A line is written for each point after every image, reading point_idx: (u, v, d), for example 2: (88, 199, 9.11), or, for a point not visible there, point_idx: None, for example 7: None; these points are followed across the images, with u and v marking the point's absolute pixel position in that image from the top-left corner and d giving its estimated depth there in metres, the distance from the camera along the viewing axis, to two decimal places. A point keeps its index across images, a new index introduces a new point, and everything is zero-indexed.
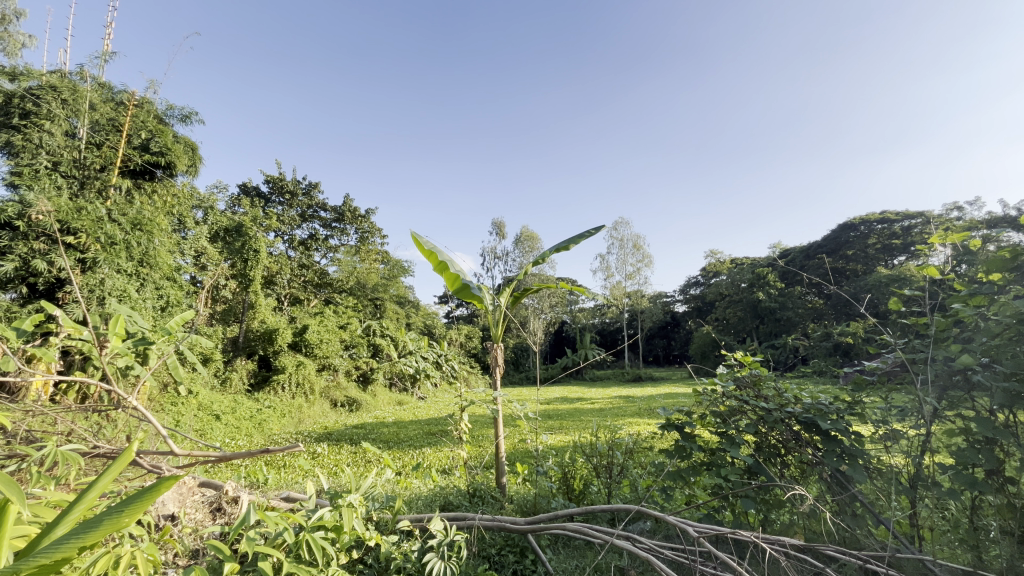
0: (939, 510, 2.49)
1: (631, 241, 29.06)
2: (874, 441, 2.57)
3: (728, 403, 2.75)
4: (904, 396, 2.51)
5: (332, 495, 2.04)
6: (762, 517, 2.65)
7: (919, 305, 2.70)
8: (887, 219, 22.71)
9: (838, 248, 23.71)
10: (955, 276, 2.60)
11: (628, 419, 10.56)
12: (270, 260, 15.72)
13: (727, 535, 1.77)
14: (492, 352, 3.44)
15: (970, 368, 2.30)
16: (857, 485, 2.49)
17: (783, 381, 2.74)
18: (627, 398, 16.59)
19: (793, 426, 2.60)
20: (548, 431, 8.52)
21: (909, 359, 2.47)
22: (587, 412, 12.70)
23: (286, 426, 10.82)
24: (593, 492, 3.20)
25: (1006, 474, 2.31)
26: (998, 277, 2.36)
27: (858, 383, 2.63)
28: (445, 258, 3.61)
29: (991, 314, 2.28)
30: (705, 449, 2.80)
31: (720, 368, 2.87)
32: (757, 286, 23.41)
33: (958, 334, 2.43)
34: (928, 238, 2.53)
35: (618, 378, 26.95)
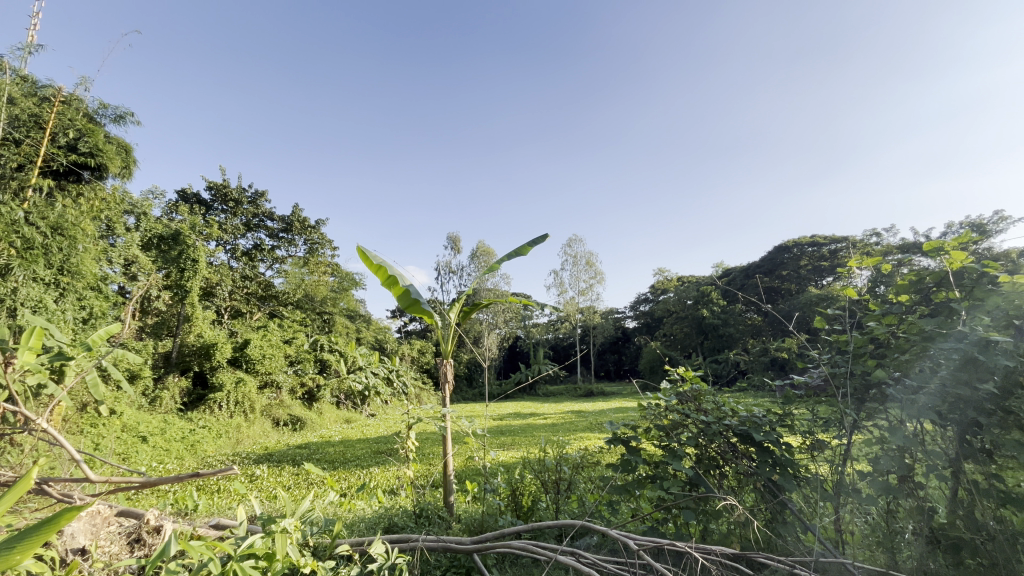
0: (861, 517, 2.67)
1: (583, 258, 29.76)
2: (802, 452, 2.72)
3: (671, 417, 2.83)
4: (829, 408, 2.68)
5: (266, 522, 1.92)
6: (702, 528, 2.74)
7: (841, 323, 2.91)
8: (817, 243, 24.45)
9: (774, 269, 25.30)
10: (870, 297, 2.83)
11: (578, 434, 10.70)
12: (210, 270, 14.88)
13: (666, 547, 1.80)
14: (442, 369, 3.40)
15: (884, 381, 2.50)
16: (787, 493, 2.63)
17: (721, 396, 2.87)
18: (579, 413, 16.82)
19: (730, 438, 2.72)
20: (498, 447, 8.47)
21: (832, 374, 2.67)
22: (539, 428, 12.72)
23: (221, 447, 10.15)
24: (541, 509, 3.22)
25: (915, 480, 2.52)
26: (906, 299, 2.60)
27: (788, 397, 2.80)
28: (394, 273, 3.59)
29: (900, 332, 2.52)
30: (650, 462, 2.87)
31: (664, 384, 2.97)
32: (702, 303, 24.50)
33: (875, 349, 2.63)
34: (846, 261, 2.75)
35: (570, 393, 27.24)
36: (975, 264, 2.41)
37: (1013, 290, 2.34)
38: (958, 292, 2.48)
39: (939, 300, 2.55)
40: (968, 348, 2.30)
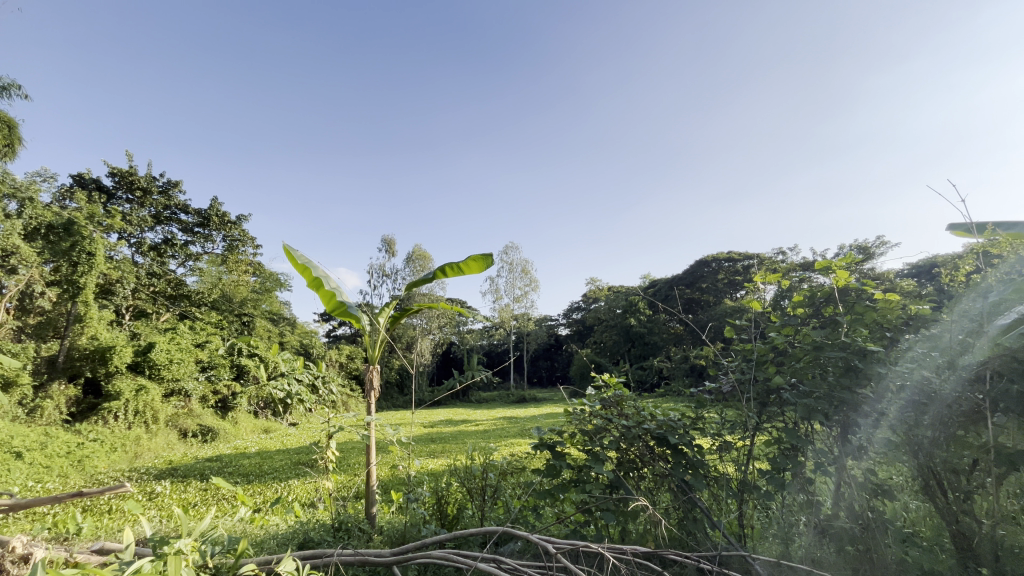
0: (760, 512, 2.91)
1: (520, 265, 30.11)
2: (711, 453, 2.92)
3: (595, 421, 2.92)
4: (735, 411, 2.91)
5: (159, 543, 1.75)
6: (621, 529, 2.85)
7: (747, 333, 3.16)
8: (732, 259, 26.47)
9: (695, 282, 27.06)
10: (773, 310, 3.08)
11: (508, 439, 10.79)
12: (110, 265, 13.41)
13: (581, 548, 1.84)
14: (367, 375, 3.28)
15: (782, 387, 2.76)
16: (696, 492, 2.81)
17: (641, 402, 3.00)
18: (510, 419, 16.95)
19: (648, 442, 2.84)
20: (426, 455, 8.33)
21: (740, 380, 2.88)
22: (469, 434, 12.65)
23: (116, 462, 9.13)
24: (466, 516, 3.21)
25: (807, 476, 2.78)
26: (801, 312, 2.87)
27: (700, 402, 3.00)
28: (321, 274, 3.43)
29: (797, 341, 2.78)
30: (573, 466, 2.94)
31: (589, 390, 3.07)
32: (630, 312, 25.65)
33: (775, 357, 2.89)
34: (753, 277, 3.00)
35: (503, 399, 27.39)
36: (856, 283, 2.73)
37: (885, 307, 2.68)
38: (844, 307, 2.80)
39: (827, 314, 2.85)
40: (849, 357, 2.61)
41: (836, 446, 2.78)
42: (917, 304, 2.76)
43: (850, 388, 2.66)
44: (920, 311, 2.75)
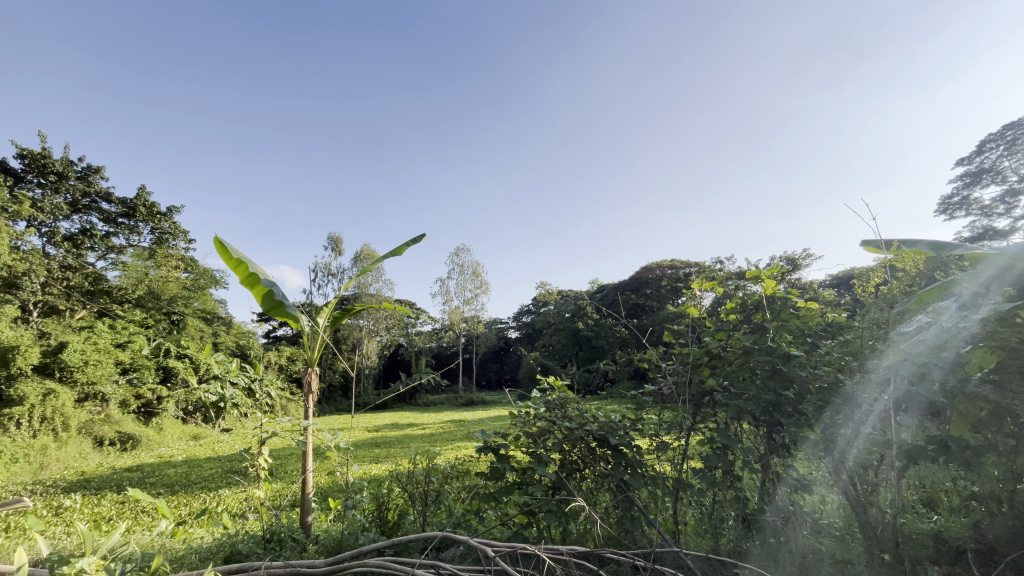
0: (694, 509, 3.05)
1: (470, 267, 29.99)
2: (650, 453, 3.03)
3: (539, 424, 2.94)
4: (672, 412, 3.05)
5: (58, 563, 1.57)
6: (561, 530, 2.89)
7: (684, 337, 3.30)
8: (675, 266, 27.67)
9: (640, 288, 28.08)
10: (709, 316, 3.24)
11: (454, 443, 10.69)
12: (15, 256, 12.09)
13: (519, 551, 1.82)
14: (306, 379, 3.15)
15: (715, 390, 2.91)
16: (634, 491, 2.90)
17: (584, 404, 3.05)
18: (458, 422, 16.82)
19: (589, 443, 2.89)
20: (369, 460, 8.10)
21: (676, 382, 3.01)
22: (415, 438, 12.43)
23: (16, 474, 8.22)
24: (407, 522, 3.15)
25: (735, 473, 2.95)
26: (734, 318, 3.04)
27: (640, 404, 3.11)
28: (256, 271, 3.29)
29: (729, 346, 2.95)
30: (517, 468, 2.96)
31: (534, 392, 3.09)
32: (578, 316, 26.21)
33: (710, 361, 3.03)
34: (691, 283, 3.14)
35: (451, 402, 27.16)
36: (782, 292, 2.93)
37: (806, 314, 2.91)
38: (770, 314, 2.99)
39: (757, 320, 3.03)
40: (775, 360, 2.78)
41: (762, 444, 2.98)
42: (833, 312, 3.00)
43: (775, 390, 2.85)
44: (836, 318, 3.00)
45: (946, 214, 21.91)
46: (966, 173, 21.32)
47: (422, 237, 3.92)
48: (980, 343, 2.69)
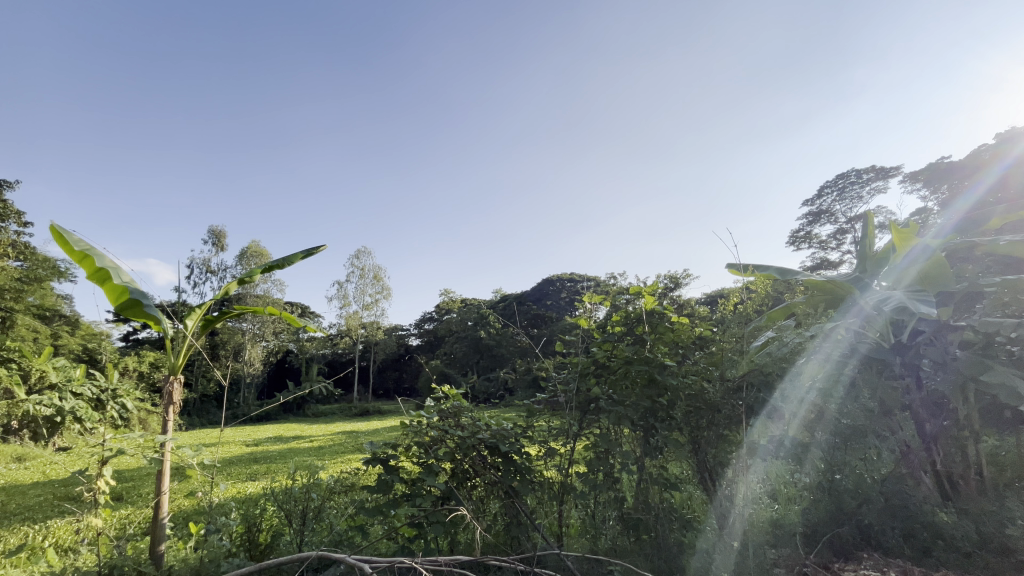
0: (578, 511, 3.21)
1: (371, 271, 28.82)
2: (538, 460, 3.10)
3: (430, 433, 2.87)
4: (560, 420, 3.18)
5: None
6: (449, 540, 2.87)
7: (573, 346, 3.42)
8: (573, 280, 29.21)
9: (541, 299, 29.18)
10: (596, 328, 3.39)
11: (343, 456, 10.07)
12: None
13: (397, 564, 1.77)
14: (166, 390, 2.75)
15: (601, 398, 3.11)
16: (521, 497, 2.98)
17: (477, 412, 3.04)
18: (350, 434, 16.00)
19: (481, 452, 2.90)
20: (242, 478, 7.34)
21: (564, 390, 3.17)
22: (300, 452, 11.58)
23: None
24: (283, 544, 2.93)
25: (613, 476, 3.17)
26: (619, 329, 3.25)
27: (530, 412, 3.21)
28: (107, 264, 2.84)
29: (612, 354, 3.17)
30: (406, 480, 2.87)
31: (427, 401, 3.02)
32: (480, 325, 26.51)
33: (596, 369, 3.23)
34: (583, 296, 3.29)
35: (344, 412, 25.77)
36: (660, 307, 3.18)
37: (678, 328, 3.21)
38: (649, 327, 3.21)
39: (638, 332, 3.24)
40: (651, 370, 3.04)
41: (639, 447, 3.23)
42: (701, 326, 3.34)
43: (651, 397, 3.13)
44: (703, 331, 3.33)
45: (796, 246, 25.63)
46: (811, 212, 25.18)
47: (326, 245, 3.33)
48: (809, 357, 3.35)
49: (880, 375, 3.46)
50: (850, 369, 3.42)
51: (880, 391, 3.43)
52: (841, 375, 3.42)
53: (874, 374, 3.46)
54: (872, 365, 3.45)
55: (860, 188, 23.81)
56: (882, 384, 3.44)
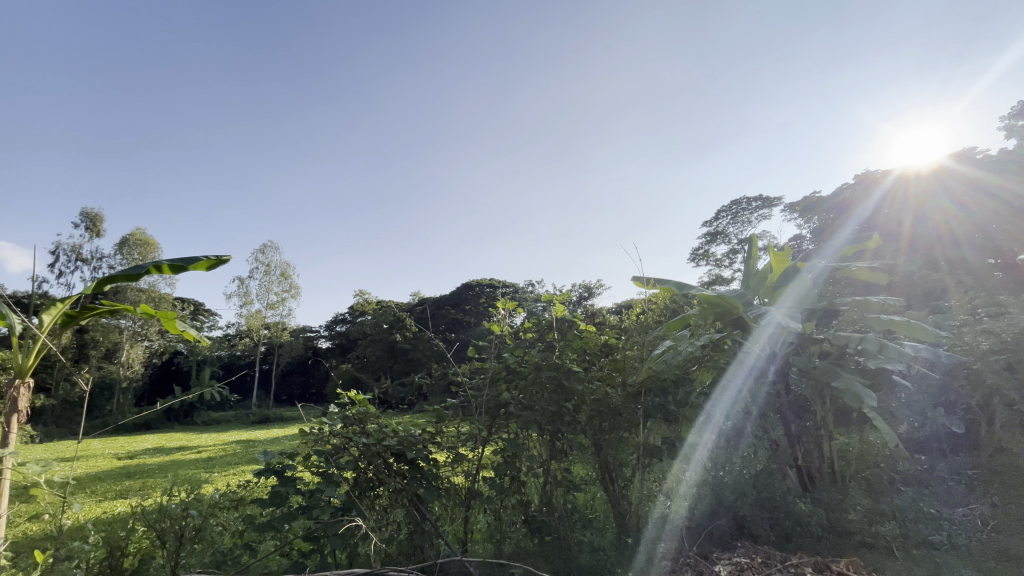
0: (485, 515, 3.22)
1: (278, 268, 26.86)
2: (446, 466, 3.06)
3: (333, 441, 2.74)
4: (469, 425, 3.18)
5: None
6: (348, 553, 2.75)
7: (485, 352, 3.40)
8: (492, 285, 29.38)
9: (460, 303, 29.06)
10: (508, 335, 3.31)
11: (235, 468, 9.21)
12: None
13: None
14: (12, 396, 2.34)
15: (510, 403, 3.17)
16: (427, 505, 2.92)
17: (385, 418, 2.94)
18: (246, 443, 14.74)
19: (386, 460, 2.82)
20: (111, 497, 6.43)
21: (474, 397, 3.18)
22: (185, 464, 10.43)
23: None
24: (153, 569, 2.61)
25: (519, 480, 3.24)
26: (531, 336, 3.32)
27: (439, 417, 3.17)
28: None
29: (524, 359, 3.22)
30: (304, 492, 2.70)
31: (330, 407, 2.88)
32: (395, 328, 25.81)
33: (507, 375, 3.25)
34: (500, 303, 3.20)
35: (240, 419, 23.71)
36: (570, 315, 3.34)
37: (587, 336, 3.37)
38: (558, 334, 3.37)
39: (549, 338, 3.36)
40: (559, 375, 3.15)
41: (545, 450, 3.34)
42: (608, 334, 3.52)
43: (558, 402, 3.25)
44: (610, 339, 3.49)
45: (696, 263, 27.93)
46: (709, 233, 27.59)
47: (229, 258, 2.92)
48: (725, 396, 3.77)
49: (756, 381, 3.92)
50: (735, 381, 3.81)
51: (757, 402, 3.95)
52: (728, 385, 3.81)
53: (754, 382, 3.93)
54: (751, 372, 3.88)
55: (750, 214, 26.55)
56: (756, 388, 3.89)
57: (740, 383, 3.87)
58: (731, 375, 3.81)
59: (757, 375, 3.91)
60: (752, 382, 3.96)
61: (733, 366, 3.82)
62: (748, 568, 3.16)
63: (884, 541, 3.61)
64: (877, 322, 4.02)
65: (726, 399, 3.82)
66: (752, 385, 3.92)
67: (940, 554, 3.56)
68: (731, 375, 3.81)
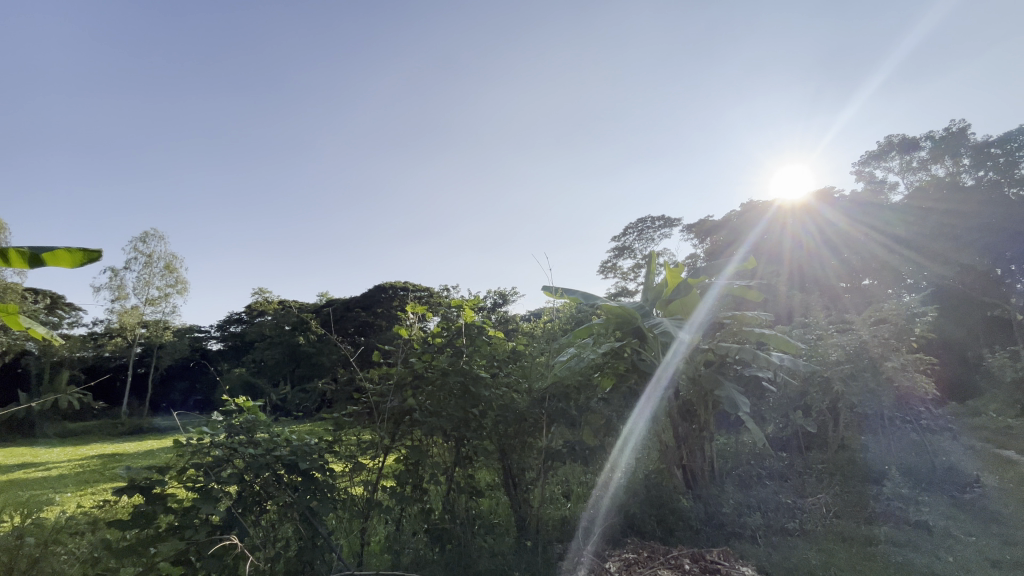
0: (385, 525, 3.12)
1: (162, 260, 23.95)
2: (343, 476, 2.90)
3: (214, 452, 2.48)
4: (370, 433, 3.06)
5: None
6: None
7: (390, 357, 3.28)
8: (406, 288, 28.58)
9: (371, 305, 27.88)
10: (416, 339, 3.29)
11: (94, 487, 7.98)
12: None
13: None
14: None
15: (414, 410, 3.10)
16: (320, 518, 2.74)
17: (276, 426, 2.74)
18: (111, 458, 12.90)
19: (276, 471, 2.61)
20: None
21: (378, 404, 3.07)
22: (27, 485, 8.85)
23: None
24: None
25: (420, 488, 3.20)
26: (439, 341, 3.25)
27: (339, 424, 3.00)
28: None
29: (433, 365, 3.16)
30: (174, 510, 2.41)
31: (212, 415, 2.61)
32: (299, 331, 23.96)
33: (413, 381, 3.17)
34: (406, 306, 3.23)
35: (104, 431, 20.69)
36: (479, 322, 3.34)
37: (494, 342, 3.41)
38: (467, 340, 3.31)
39: (458, 344, 3.29)
40: (466, 381, 3.13)
41: (449, 456, 3.33)
42: (515, 341, 3.58)
43: (465, 408, 3.22)
44: (516, 345, 3.55)
45: (605, 275, 29.41)
46: (618, 247, 29.24)
47: (101, 250, 2.52)
48: (638, 414, 4.17)
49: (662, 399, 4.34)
50: (645, 409, 4.20)
51: (660, 418, 4.35)
52: (640, 415, 4.17)
53: (658, 392, 4.27)
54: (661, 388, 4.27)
55: (654, 231, 28.59)
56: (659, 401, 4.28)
57: (652, 404, 4.24)
58: (644, 401, 4.22)
59: (659, 388, 4.23)
60: (660, 400, 4.33)
61: (650, 385, 4.28)
62: (635, 562, 3.37)
63: (749, 530, 4.06)
64: (774, 340, 4.43)
65: (639, 413, 4.18)
66: (652, 396, 4.23)
67: (792, 538, 4.07)
68: (647, 399, 4.24)
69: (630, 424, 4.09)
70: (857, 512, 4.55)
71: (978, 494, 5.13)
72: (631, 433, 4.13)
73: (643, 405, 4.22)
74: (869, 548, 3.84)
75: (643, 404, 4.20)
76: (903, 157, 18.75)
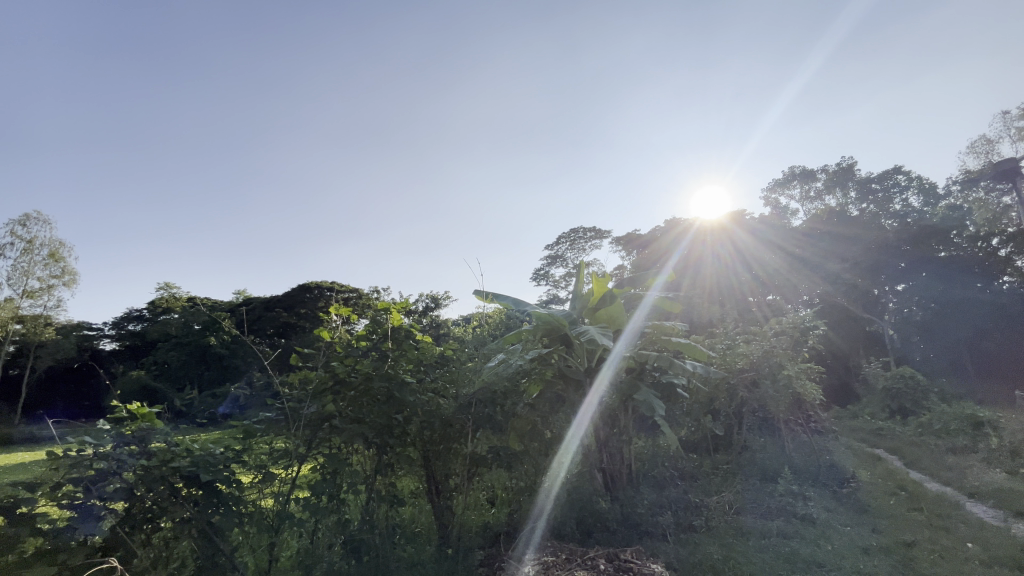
0: (298, 538, 2.94)
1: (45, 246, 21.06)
2: (252, 488, 2.68)
3: (98, 465, 2.20)
4: (286, 440, 2.89)
5: None
6: None
7: (310, 360, 3.14)
8: (333, 289, 27.31)
9: (294, 305, 26.26)
10: (337, 341, 3.16)
11: None
12: None
13: None
14: None
15: (334, 416, 2.96)
16: (223, 533, 2.53)
17: (176, 434, 2.49)
18: None
19: (174, 483, 2.37)
20: None
21: (295, 411, 2.93)
22: None
23: None
24: None
25: (338, 499, 3.04)
26: (364, 344, 3.10)
27: (251, 432, 2.79)
28: None
29: (355, 369, 3.06)
30: (45, 531, 2.11)
31: (98, 423, 2.31)
32: (209, 330, 21.70)
33: (334, 386, 3.05)
34: (329, 307, 3.11)
35: None
36: (406, 325, 3.23)
37: (422, 346, 3.29)
38: (393, 343, 3.18)
39: (384, 348, 3.15)
40: (391, 386, 3.06)
41: (370, 465, 3.22)
42: (444, 345, 3.48)
43: (388, 414, 3.14)
44: (445, 349, 3.47)
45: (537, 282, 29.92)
46: (550, 255, 29.90)
47: None
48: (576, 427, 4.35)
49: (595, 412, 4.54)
50: (582, 423, 4.39)
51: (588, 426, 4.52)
52: (578, 429, 4.34)
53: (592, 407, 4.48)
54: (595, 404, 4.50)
55: (585, 242, 29.56)
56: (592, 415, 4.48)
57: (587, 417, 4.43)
58: (580, 414, 4.41)
59: (593, 403, 4.46)
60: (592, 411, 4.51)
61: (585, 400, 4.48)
62: (553, 564, 3.42)
63: (660, 528, 4.29)
64: (691, 350, 4.71)
65: (577, 425, 4.36)
66: (587, 410, 4.42)
67: (698, 534, 4.34)
68: (583, 412, 4.43)
69: (568, 439, 4.23)
70: (754, 508, 4.96)
71: (853, 487, 5.78)
72: (569, 449, 4.26)
73: (580, 420, 4.39)
74: (764, 540, 4.20)
75: (581, 416, 4.40)
76: (803, 185, 20.90)
